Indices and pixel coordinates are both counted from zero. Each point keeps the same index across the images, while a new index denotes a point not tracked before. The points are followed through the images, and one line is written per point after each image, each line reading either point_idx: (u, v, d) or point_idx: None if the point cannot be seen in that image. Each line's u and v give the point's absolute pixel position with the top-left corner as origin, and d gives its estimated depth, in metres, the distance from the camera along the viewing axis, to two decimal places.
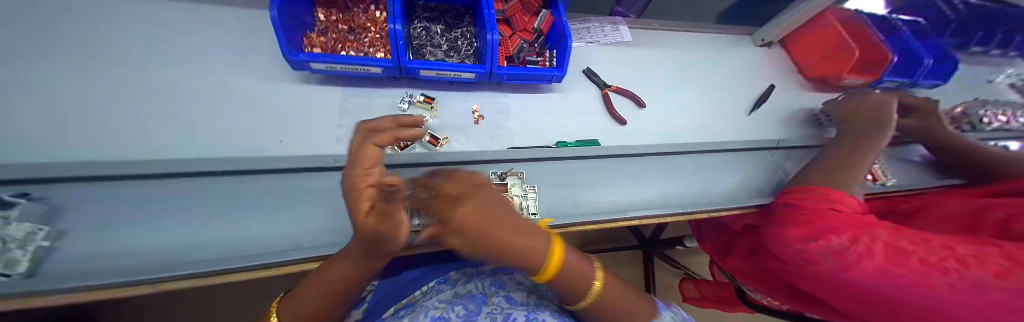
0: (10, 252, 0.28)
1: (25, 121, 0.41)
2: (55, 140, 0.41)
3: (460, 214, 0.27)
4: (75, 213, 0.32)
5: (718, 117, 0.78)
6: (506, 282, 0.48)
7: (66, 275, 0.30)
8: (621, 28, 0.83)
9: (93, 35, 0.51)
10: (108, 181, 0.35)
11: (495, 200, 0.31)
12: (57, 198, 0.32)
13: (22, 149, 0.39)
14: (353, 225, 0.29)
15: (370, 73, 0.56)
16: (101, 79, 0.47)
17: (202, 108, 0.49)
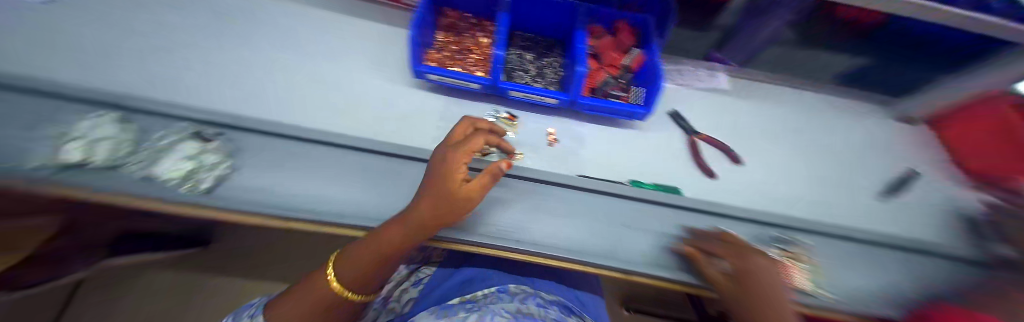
0: (200, 174, 0.38)
1: (238, 88, 0.57)
2: (251, 104, 0.56)
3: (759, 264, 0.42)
4: (250, 157, 0.43)
5: (831, 193, 0.66)
6: None
7: (230, 203, 0.38)
8: (718, 75, 0.82)
9: (287, 32, 0.69)
10: (272, 137, 0.45)
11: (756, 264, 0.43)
12: (240, 143, 0.43)
13: (232, 105, 0.55)
14: (431, 181, 0.37)
15: (469, 87, 0.64)
16: (287, 63, 0.63)
17: (338, 94, 0.61)
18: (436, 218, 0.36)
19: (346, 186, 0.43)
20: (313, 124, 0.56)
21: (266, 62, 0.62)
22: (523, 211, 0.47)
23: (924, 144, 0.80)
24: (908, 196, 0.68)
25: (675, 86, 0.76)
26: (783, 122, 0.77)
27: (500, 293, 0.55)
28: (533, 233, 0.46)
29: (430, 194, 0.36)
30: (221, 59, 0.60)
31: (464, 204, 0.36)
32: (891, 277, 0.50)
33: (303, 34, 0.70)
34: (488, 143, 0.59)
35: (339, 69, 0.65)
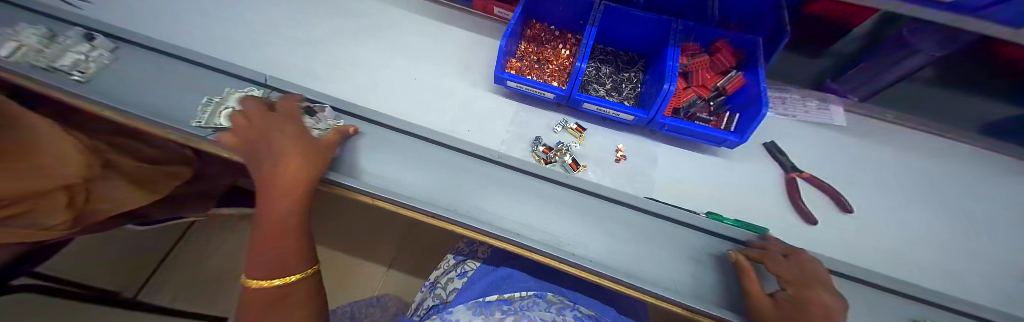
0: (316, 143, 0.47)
1: (347, 78, 0.67)
2: (354, 92, 0.64)
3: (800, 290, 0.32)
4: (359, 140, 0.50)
5: (982, 272, 0.52)
6: None
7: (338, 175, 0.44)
8: (832, 108, 0.72)
9: (389, 30, 0.77)
10: (375, 124, 0.52)
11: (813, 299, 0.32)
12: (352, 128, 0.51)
13: (343, 92, 0.64)
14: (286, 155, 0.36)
15: (543, 96, 0.65)
16: (387, 59, 0.72)
17: (426, 90, 0.68)
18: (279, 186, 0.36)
19: (430, 176, 0.48)
20: (401, 116, 0.62)
21: (371, 56, 0.72)
22: (583, 224, 0.46)
23: None
24: None
25: (776, 115, 0.69)
26: (906, 172, 0.64)
27: (539, 298, 0.54)
28: (592, 250, 0.44)
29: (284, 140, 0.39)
30: (340, 51, 0.72)
31: (322, 157, 0.39)
32: None
33: (402, 31, 0.78)
34: (556, 153, 0.60)
35: (429, 67, 0.72)
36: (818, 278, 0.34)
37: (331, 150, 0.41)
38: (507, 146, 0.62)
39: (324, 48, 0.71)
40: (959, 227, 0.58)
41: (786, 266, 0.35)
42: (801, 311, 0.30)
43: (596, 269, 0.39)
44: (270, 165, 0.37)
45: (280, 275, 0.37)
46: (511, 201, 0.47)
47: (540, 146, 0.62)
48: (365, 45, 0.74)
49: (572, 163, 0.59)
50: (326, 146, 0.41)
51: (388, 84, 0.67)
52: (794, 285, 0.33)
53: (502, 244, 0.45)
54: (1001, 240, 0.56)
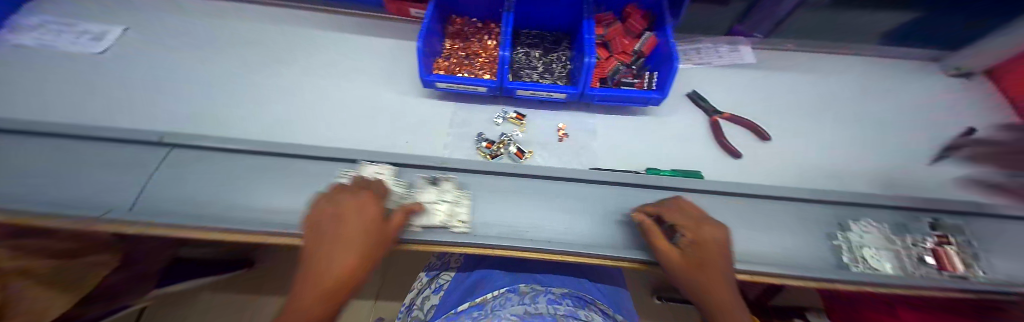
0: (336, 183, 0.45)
1: (262, 117, 0.62)
2: (276, 131, 0.60)
3: (705, 234, 0.34)
4: (277, 177, 0.45)
5: (873, 165, 0.62)
6: (575, 312, 0.49)
7: (256, 223, 0.39)
8: (741, 49, 0.78)
9: (303, 58, 0.72)
10: (293, 157, 0.47)
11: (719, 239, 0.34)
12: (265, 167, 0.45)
13: (263, 133, 0.60)
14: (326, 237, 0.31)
15: (477, 92, 0.64)
16: (307, 87, 0.67)
17: (355, 112, 0.64)
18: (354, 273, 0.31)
19: None
20: (331, 144, 0.59)
21: (289, 88, 0.67)
22: (535, 210, 0.46)
23: (976, 103, 0.74)
24: None
25: (694, 66, 0.74)
26: (811, 93, 0.72)
27: (511, 293, 0.55)
28: (548, 233, 0.44)
29: (354, 224, 0.32)
30: (251, 90, 0.65)
31: (384, 239, 0.33)
32: None
33: (318, 55, 0.73)
34: (499, 145, 0.60)
35: (355, 86, 0.68)
36: (694, 210, 0.39)
37: (397, 228, 0.35)
38: (451, 150, 0.61)
39: (232, 91, 0.65)
40: (856, 131, 0.66)
41: (677, 210, 0.38)
42: (703, 253, 0.33)
43: (556, 250, 0.40)
44: (328, 249, 0.31)
45: None
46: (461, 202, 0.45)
47: (483, 141, 0.61)
48: (279, 78, 0.68)
49: (517, 152, 0.59)
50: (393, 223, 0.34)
51: (312, 113, 0.63)
52: (688, 227, 0.35)
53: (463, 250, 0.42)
54: (887, 134, 0.66)
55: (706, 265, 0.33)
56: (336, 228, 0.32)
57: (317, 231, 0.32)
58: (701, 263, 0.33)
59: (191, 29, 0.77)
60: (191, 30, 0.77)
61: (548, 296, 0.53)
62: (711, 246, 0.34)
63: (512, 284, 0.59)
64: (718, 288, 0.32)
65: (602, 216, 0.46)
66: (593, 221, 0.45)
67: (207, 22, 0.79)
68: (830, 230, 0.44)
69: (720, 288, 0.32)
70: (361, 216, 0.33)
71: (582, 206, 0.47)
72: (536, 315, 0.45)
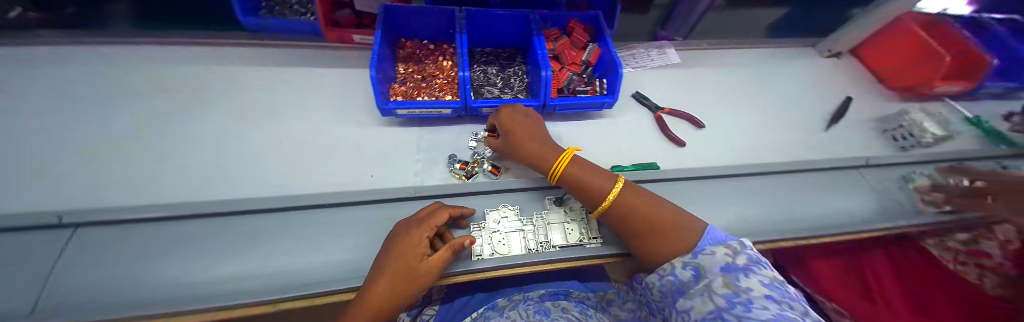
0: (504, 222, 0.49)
1: (199, 176, 0.56)
2: (218, 187, 0.54)
3: (503, 121, 0.53)
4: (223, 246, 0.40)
5: (788, 136, 0.75)
6: (551, 309, 0.56)
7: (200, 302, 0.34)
8: (668, 51, 0.89)
9: (244, 104, 0.67)
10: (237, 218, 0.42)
11: (518, 120, 0.52)
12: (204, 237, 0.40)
13: (204, 192, 0.54)
14: (384, 255, 0.38)
15: (441, 114, 0.63)
16: (253, 134, 0.62)
17: (309, 152, 0.60)
18: (394, 293, 0.36)
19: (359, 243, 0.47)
20: (287, 191, 0.54)
21: (232, 138, 0.61)
22: (528, 222, 0.51)
23: (851, 74, 0.92)
24: (846, 123, 0.79)
25: (634, 69, 0.84)
26: (730, 82, 0.85)
27: (490, 310, 0.58)
28: (545, 242, 0.48)
29: (405, 253, 0.38)
30: (186, 148, 0.59)
31: (422, 274, 0.38)
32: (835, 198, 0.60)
33: (262, 100, 0.69)
34: (473, 164, 0.59)
35: (308, 125, 0.64)
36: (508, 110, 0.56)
37: (436, 267, 0.39)
38: (423, 176, 0.59)
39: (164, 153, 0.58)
40: (768, 110, 0.80)
41: (492, 118, 0.57)
42: (507, 132, 0.52)
43: (547, 259, 0.46)
44: (378, 269, 0.37)
45: None
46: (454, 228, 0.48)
47: (456, 162, 0.60)
48: (220, 129, 0.63)
49: (491, 168, 0.59)
50: (435, 260, 0.39)
51: (262, 162, 0.58)
52: (496, 120, 0.55)
53: (460, 277, 0.44)
54: (791, 109, 0.81)
55: (512, 132, 0.51)
56: (401, 263, 0.37)
57: (390, 250, 0.38)
58: (512, 135, 0.51)
59: (95, 88, 0.67)
60: (96, 88, 0.67)
61: (528, 300, 0.59)
62: (509, 120, 0.52)
63: (490, 301, 0.62)
64: (524, 141, 0.49)
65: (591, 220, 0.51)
66: (578, 225, 0.51)
67: (118, 77, 0.70)
68: (745, 201, 0.59)
69: (524, 143, 0.49)
70: (417, 255, 0.38)
71: (573, 211, 0.53)
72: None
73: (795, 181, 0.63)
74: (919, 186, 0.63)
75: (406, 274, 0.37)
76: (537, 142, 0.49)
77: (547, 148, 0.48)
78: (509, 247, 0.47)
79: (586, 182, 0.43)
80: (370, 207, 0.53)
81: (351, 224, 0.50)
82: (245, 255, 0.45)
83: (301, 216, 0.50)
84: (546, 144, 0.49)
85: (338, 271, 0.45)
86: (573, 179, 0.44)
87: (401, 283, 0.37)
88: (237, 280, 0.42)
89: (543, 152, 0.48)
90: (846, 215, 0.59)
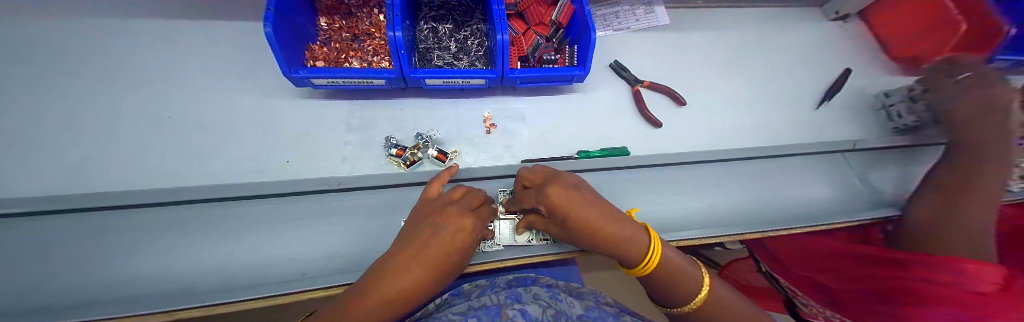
0: None
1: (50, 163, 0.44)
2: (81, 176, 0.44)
3: (550, 196, 0.33)
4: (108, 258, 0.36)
5: (774, 115, 0.68)
6: (522, 295, 0.48)
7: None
8: (657, 10, 0.77)
9: (123, 67, 0.54)
10: (239, 199, 0.43)
11: (575, 193, 0.34)
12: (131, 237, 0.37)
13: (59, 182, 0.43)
14: (435, 225, 0.34)
15: (374, 85, 0.52)
16: (138, 106, 0.50)
17: (210, 132, 0.49)
18: (442, 268, 0.33)
19: (269, 243, 0.41)
20: (178, 181, 0.45)
21: (109, 114, 0.49)
22: None
23: (856, 43, 0.82)
24: (839, 99, 0.72)
25: (614, 33, 0.73)
26: (723, 50, 0.75)
27: (455, 296, 0.54)
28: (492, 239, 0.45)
29: (457, 228, 0.34)
30: (35, 123, 0.46)
31: (465, 255, 0.36)
32: (808, 187, 0.56)
33: (153, 65, 0.55)
34: (413, 150, 0.50)
35: (212, 99, 0.52)
36: (555, 175, 0.38)
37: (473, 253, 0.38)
38: (353, 163, 0.50)
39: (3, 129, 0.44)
40: (759, 84, 0.71)
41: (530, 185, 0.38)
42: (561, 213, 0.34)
43: (497, 257, 0.43)
44: (432, 238, 0.33)
45: None
46: None
47: (393, 147, 0.50)
48: (92, 101, 0.50)
49: (437, 154, 0.50)
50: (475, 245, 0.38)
51: (149, 144, 0.47)
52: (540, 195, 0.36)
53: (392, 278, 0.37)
54: (785, 83, 0.72)
55: (573, 219, 0.32)
56: (442, 239, 0.33)
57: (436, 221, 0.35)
58: (568, 220, 0.33)
59: None
60: None
61: (495, 288, 0.53)
62: (558, 196, 0.33)
63: (456, 287, 0.58)
64: (602, 229, 0.33)
65: None
66: None
67: None
68: (716, 192, 0.54)
69: (598, 228, 0.34)
70: (473, 232, 0.35)
71: None
72: (480, 307, 0.44)
73: (773, 168, 0.57)
74: (908, 175, 0.58)
75: (458, 249, 0.34)
76: (616, 221, 0.34)
77: (637, 242, 0.34)
78: None
79: (679, 276, 0.36)
80: (284, 201, 0.44)
81: (255, 223, 0.42)
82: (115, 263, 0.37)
83: (193, 213, 0.41)
84: (628, 223, 0.34)
85: (242, 279, 0.38)
86: (655, 280, 0.36)
87: (451, 261, 0.34)
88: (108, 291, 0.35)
89: (629, 244, 0.34)
90: (821, 206, 0.55)
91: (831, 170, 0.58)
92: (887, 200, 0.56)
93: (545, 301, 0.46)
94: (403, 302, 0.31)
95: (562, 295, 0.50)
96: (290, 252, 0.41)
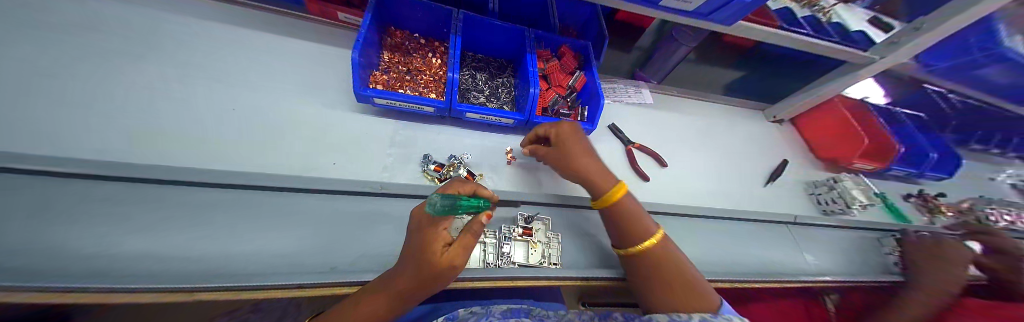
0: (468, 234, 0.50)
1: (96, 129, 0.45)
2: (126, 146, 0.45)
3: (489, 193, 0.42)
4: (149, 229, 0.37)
5: (733, 186, 0.84)
6: None
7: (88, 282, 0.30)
8: (644, 91, 0.98)
9: (195, 60, 0.61)
10: (285, 191, 0.47)
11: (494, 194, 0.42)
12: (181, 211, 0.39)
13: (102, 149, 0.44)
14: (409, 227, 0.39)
15: (422, 111, 0.61)
16: (202, 94, 0.56)
17: (267, 127, 0.55)
18: (418, 272, 0.35)
19: (303, 234, 0.44)
20: (226, 166, 0.48)
21: (173, 97, 0.53)
22: (492, 235, 0.53)
23: (790, 140, 1.06)
24: (781, 182, 0.90)
25: (612, 102, 0.91)
26: (694, 129, 0.95)
27: (450, 320, 0.52)
28: (506, 257, 0.51)
29: (419, 229, 0.37)
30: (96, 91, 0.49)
31: (436, 255, 0.35)
32: (761, 247, 0.69)
33: (222, 63, 0.62)
34: (448, 169, 0.57)
35: (273, 101, 0.59)
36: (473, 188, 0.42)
37: (454, 251, 0.36)
38: (391, 172, 0.56)
39: (61, 91, 0.46)
40: (722, 159, 0.89)
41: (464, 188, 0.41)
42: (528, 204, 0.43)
43: (511, 275, 0.48)
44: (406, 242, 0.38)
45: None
46: (497, 235, 0.53)
47: (430, 164, 0.57)
48: (158, 83, 0.54)
49: (467, 174, 0.58)
50: (458, 245, 0.36)
51: (205, 128, 0.51)
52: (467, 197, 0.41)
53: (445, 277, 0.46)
54: (740, 161, 0.91)
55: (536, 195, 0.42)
56: (412, 241, 0.37)
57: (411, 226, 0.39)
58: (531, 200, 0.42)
59: None
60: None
61: (492, 315, 0.53)
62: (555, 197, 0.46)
63: (452, 311, 0.56)
64: None
65: (556, 244, 0.54)
66: (543, 247, 0.54)
67: None
68: (691, 241, 0.64)
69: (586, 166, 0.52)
70: (428, 242, 0.36)
71: (539, 232, 0.55)
72: None
73: (735, 228, 0.70)
74: (829, 247, 0.73)
75: (422, 250, 0.35)
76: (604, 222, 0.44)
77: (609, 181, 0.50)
78: (485, 254, 0.51)
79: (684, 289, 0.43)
80: (325, 197, 0.49)
81: (293, 214, 0.45)
82: (149, 233, 0.37)
83: (238, 196, 0.44)
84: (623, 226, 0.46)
85: (273, 264, 0.40)
86: (616, 219, 0.49)
87: (419, 261, 0.35)
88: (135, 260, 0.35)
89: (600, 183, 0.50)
90: (770, 265, 0.67)
91: (776, 235, 0.72)
92: (817, 266, 0.69)
93: None
94: (397, 294, 0.36)
95: None
96: (325, 243, 0.44)
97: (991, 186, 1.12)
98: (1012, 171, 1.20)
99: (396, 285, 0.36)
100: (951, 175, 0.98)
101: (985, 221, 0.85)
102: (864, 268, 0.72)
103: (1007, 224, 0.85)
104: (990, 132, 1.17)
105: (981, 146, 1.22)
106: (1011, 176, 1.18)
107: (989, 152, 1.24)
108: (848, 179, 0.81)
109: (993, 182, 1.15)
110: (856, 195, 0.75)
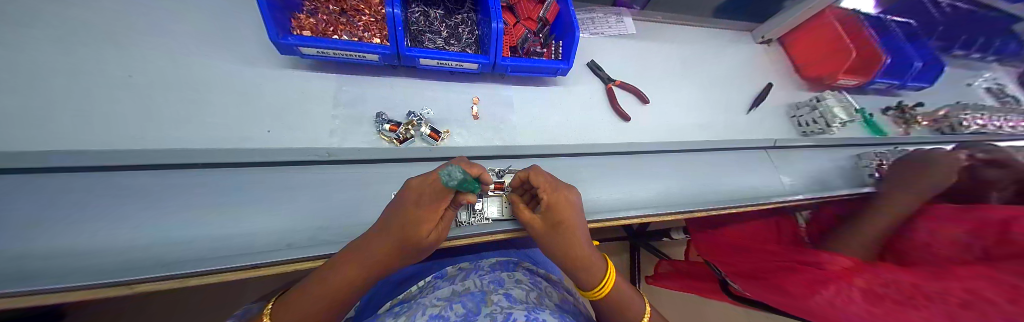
0: None
1: None
2: None
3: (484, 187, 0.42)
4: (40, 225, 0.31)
5: (716, 117, 0.81)
6: (505, 280, 0.47)
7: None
8: (625, 20, 0.88)
9: (47, 11, 0.46)
10: (216, 166, 0.40)
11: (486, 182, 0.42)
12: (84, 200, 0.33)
13: None
14: (393, 201, 0.35)
15: (366, 60, 0.52)
16: (77, 56, 0.43)
17: (179, 98, 0.45)
18: (403, 240, 0.34)
19: (246, 213, 0.38)
20: (134, 144, 0.40)
21: (28, 59, 0.41)
22: None
23: (776, 62, 1.00)
24: (763, 108, 0.87)
25: (590, 36, 0.81)
26: (678, 59, 0.87)
27: (437, 279, 0.51)
28: (480, 214, 0.47)
29: (405, 207, 0.33)
30: None
31: (424, 225, 0.35)
32: (739, 174, 0.69)
33: (96, 17, 0.48)
34: (407, 127, 0.51)
35: (181, 62, 0.48)
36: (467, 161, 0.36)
37: (436, 228, 0.37)
38: (342, 137, 0.50)
39: None
40: (706, 90, 0.85)
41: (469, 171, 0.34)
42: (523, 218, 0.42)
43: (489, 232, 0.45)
44: (387, 213, 0.34)
45: (331, 303, 0.34)
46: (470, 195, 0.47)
47: (386, 123, 0.51)
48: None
49: (430, 132, 0.52)
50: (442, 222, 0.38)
51: (93, 97, 0.41)
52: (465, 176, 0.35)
53: None
54: (726, 91, 0.87)
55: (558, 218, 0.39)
56: (397, 214, 0.33)
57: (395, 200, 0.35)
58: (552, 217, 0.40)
59: None
60: None
61: (481, 271, 0.51)
62: (558, 218, 0.40)
63: (438, 270, 0.56)
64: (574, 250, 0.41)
65: None
66: None
67: None
68: (674, 177, 0.63)
69: (581, 247, 0.41)
70: (419, 221, 0.34)
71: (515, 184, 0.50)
72: (464, 292, 0.43)
73: (714, 158, 0.69)
74: (806, 167, 0.74)
75: (412, 222, 0.34)
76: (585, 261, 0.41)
77: (599, 268, 0.42)
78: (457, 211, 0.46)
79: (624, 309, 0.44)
80: (269, 169, 0.42)
81: (231, 190, 0.39)
82: (34, 229, 0.30)
83: (156, 178, 0.37)
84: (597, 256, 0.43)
85: (216, 247, 0.35)
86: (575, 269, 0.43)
87: (403, 236, 0.34)
88: (21, 262, 0.28)
89: (592, 269, 0.42)
90: (746, 190, 0.68)
91: (753, 161, 0.72)
92: (792, 186, 0.71)
93: (528, 286, 0.46)
94: (374, 265, 0.34)
95: (541, 282, 0.51)
96: (276, 218, 0.39)
97: (965, 92, 1.13)
98: (986, 75, 1.21)
99: (372, 257, 0.33)
100: (931, 84, 0.97)
101: (956, 127, 0.87)
102: (838, 184, 0.74)
103: (975, 128, 0.87)
104: (975, 35, 1.14)
105: (962, 52, 1.21)
106: (987, 81, 1.19)
107: (968, 58, 1.23)
108: (831, 96, 0.79)
109: (968, 88, 1.16)
110: (837, 112, 0.74)
